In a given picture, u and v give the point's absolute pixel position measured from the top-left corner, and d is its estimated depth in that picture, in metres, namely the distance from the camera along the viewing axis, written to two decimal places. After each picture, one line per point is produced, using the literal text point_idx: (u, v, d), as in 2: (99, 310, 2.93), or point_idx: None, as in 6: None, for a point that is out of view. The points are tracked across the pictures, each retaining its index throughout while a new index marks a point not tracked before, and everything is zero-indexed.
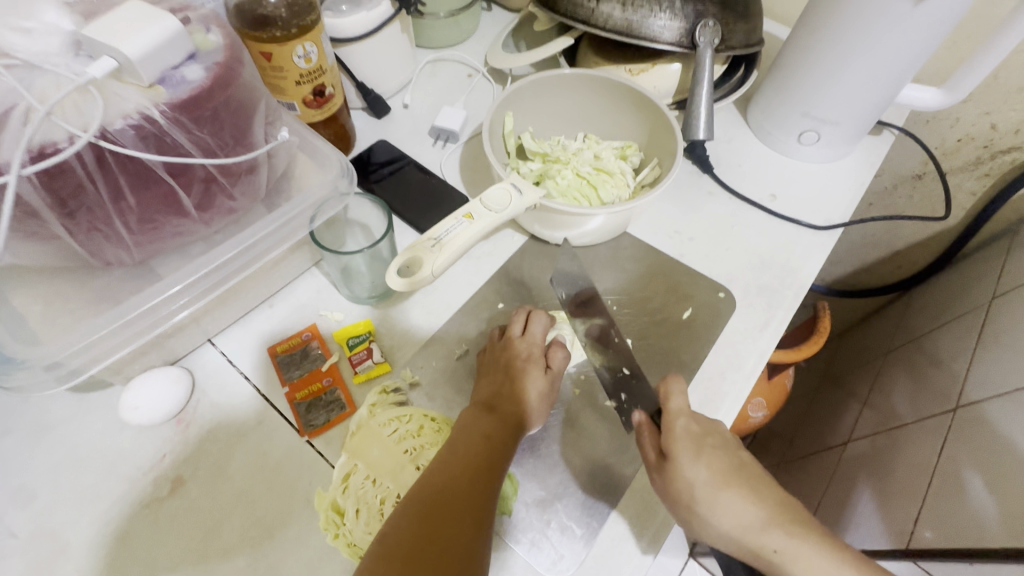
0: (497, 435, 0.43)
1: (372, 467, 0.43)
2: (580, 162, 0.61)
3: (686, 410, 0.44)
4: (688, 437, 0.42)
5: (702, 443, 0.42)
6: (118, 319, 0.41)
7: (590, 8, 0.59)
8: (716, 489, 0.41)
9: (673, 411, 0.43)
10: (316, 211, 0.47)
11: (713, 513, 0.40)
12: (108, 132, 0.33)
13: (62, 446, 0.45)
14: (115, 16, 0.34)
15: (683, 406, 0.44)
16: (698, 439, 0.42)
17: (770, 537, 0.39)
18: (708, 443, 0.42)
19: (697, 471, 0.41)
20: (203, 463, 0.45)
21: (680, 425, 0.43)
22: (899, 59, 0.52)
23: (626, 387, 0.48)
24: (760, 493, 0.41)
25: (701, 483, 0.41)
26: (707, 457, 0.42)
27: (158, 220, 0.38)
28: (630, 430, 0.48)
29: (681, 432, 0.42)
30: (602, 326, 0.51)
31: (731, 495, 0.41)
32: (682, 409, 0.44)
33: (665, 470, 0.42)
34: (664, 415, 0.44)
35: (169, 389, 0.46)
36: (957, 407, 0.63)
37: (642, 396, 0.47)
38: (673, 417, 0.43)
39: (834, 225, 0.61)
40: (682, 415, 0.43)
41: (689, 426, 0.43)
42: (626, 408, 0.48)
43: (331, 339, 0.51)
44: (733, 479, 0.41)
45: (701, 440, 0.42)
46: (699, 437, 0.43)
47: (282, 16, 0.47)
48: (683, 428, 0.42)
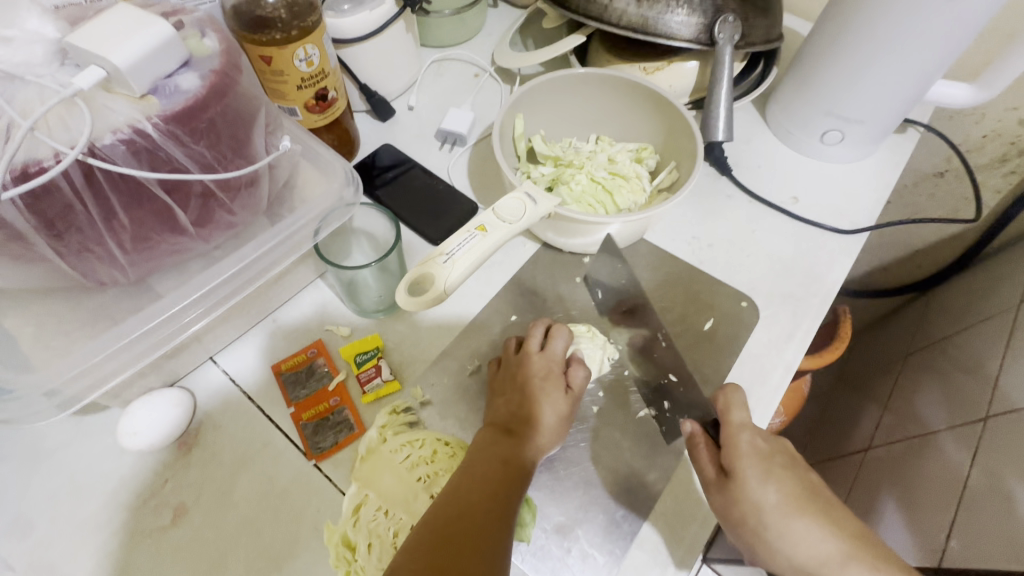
0: (514, 461, 0.41)
1: (384, 497, 0.41)
2: (594, 166, 0.58)
3: (748, 425, 0.44)
4: (754, 455, 0.43)
5: (768, 463, 0.43)
6: (114, 342, 0.38)
7: (603, 4, 0.56)
8: (788, 514, 0.41)
9: (736, 424, 0.44)
10: (320, 223, 0.45)
11: (784, 540, 0.41)
12: (97, 148, 0.31)
13: (60, 473, 0.43)
14: (102, 22, 0.31)
15: (744, 420, 0.44)
16: (764, 458, 0.43)
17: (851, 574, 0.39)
18: (775, 464, 0.43)
19: (767, 493, 0.42)
20: (206, 490, 0.43)
21: (743, 440, 0.43)
22: (932, 55, 0.49)
23: (670, 396, 0.49)
24: (832, 520, 0.41)
25: (770, 506, 0.41)
26: (776, 478, 0.42)
27: (153, 238, 0.36)
28: (670, 441, 0.47)
29: (745, 449, 0.43)
30: (647, 336, 0.52)
31: (803, 522, 0.41)
32: (744, 423, 0.44)
33: (728, 488, 0.42)
34: (725, 427, 0.44)
35: (169, 414, 0.44)
36: (989, 416, 0.61)
37: (685, 407, 0.49)
38: (736, 432, 0.44)
39: (860, 229, 0.58)
40: (745, 429, 0.44)
41: (753, 442, 0.43)
42: (670, 418, 0.48)
43: (338, 356, 0.49)
44: (806, 503, 0.42)
45: (767, 459, 0.43)
46: (763, 455, 0.43)
47: (281, 17, 0.45)
48: (749, 444, 0.43)
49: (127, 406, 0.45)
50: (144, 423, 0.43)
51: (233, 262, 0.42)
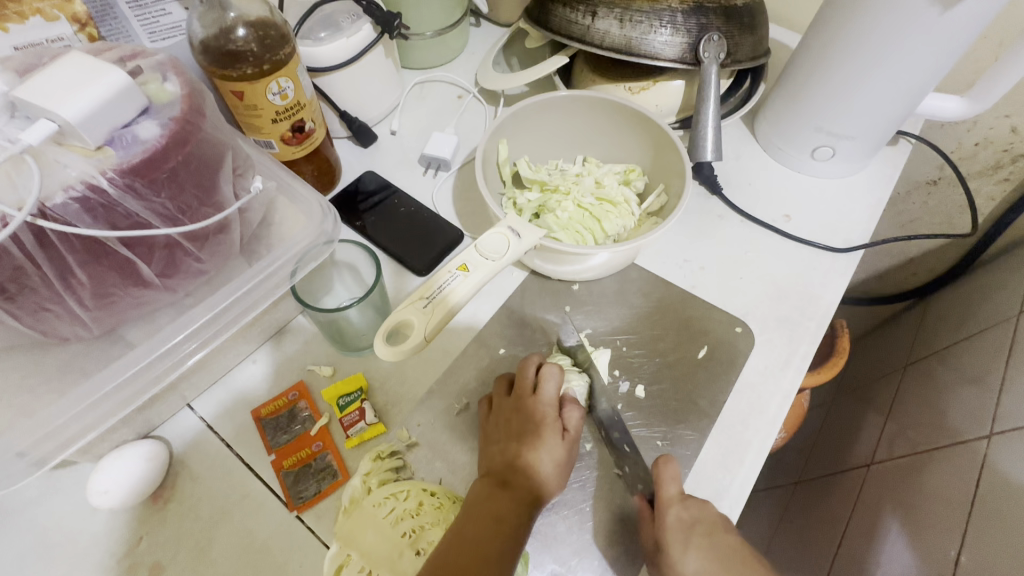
0: (509, 519, 0.40)
1: (368, 557, 0.39)
2: (581, 191, 0.57)
3: (678, 498, 0.43)
4: (682, 529, 0.42)
5: (692, 534, 0.42)
6: (80, 401, 0.36)
7: (585, 25, 0.55)
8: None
9: (666, 499, 0.43)
10: (299, 263, 0.42)
11: None
12: (47, 209, 0.30)
13: (29, 532, 0.41)
14: (54, 72, 0.30)
15: (677, 493, 0.43)
16: (687, 529, 0.42)
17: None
18: (700, 531, 0.43)
19: (689, 562, 0.42)
20: (183, 546, 0.41)
21: (672, 515, 0.42)
22: (922, 71, 0.48)
23: (626, 461, 0.46)
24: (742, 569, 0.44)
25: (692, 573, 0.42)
26: (696, 546, 0.42)
27: (115, 293, 0.36)
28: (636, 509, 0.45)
29: (672, 523, 0.42)
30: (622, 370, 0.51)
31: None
32: (674, 497, 0.43)
33: (661, 564, 0.42)
34: (657, 501, 0.43)
35: (142, 469, 0.42)
36: (991, 433, 0.60)
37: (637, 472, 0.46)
38: (666, 507, 0.42)
39: (854, 247, 0.57)
40: (675, 503, 0.42)
41: (681, 516, 0.42)
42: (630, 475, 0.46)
43: (321, 399, 0.47)
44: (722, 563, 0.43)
45: (692, 528, 0.42)
46: (690, 525, 0.42)
47: (252, 50, 0.43)
48: (676, 520, 0.42)
49: (100, 459, 0.43)
50: (114, 476, 0.41)
51: (204, 310, 0.40)
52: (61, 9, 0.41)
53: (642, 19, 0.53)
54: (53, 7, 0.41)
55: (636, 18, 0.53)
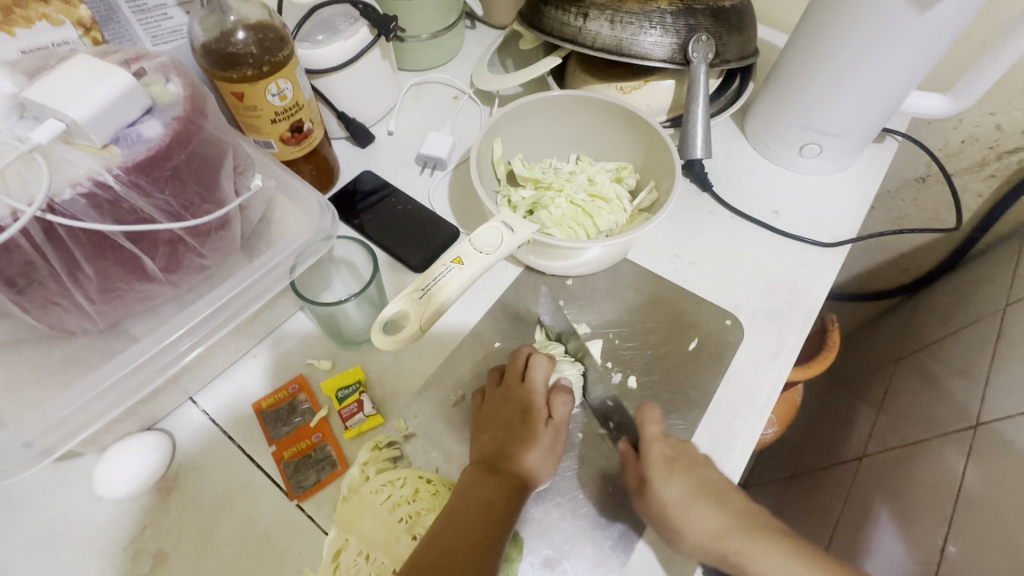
0: (498, 504, 0.41)
1: (365, 542, 0.40)
2: (574, 188, 0.58)
3: (661, 436, 0.46)
4: (664, 461, 0.44)
5: (675, 463, 0.44)
6: (86, 393, 0.38)
7: (576, 26, 0.56)
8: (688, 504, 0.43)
9: (649, 437, 0.46)
10: (298, 258, 0.44)
11: (688, 529, 0.43)
12: (56, 204, 0.31)
13: (36, 522, 0.43)
14: (62, 74, 0.31)
15: (659, 432, 0.46)
16: (670, 459, 0.44)
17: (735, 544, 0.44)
18: (683, 462, 0.44)
19: (672, 489, 0.43)
20: (186, 535, 0.42)
21: (655, 449, 0.45)
22: (903, 70, 0.49)
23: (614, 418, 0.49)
24: (727, 502, 0.45)
25: (675, 501, 0.43)
26: (681, 475, 0.44)
27: (120, 287, 0.37)
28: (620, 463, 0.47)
29: (655, 453, 0.44)
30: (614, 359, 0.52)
31: (703, 511, 0.44)
32: (657, 435, 0.46)
33: (644, 493, 0.44)
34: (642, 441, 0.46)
35: (145, 457, 0.43)
36: (978, 424, 0.61)
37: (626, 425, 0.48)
38: (649, 442, 0.45)
39: (842, 242, 0.58)
40: (657, 440, 0.45)
41: (664, 450, 0.45)
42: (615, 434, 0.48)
43: (320, 392, 0.48)
44: (705, 494, 0.44)
45: (676, 460, 0.44)
46: (674, 457, 0.44)
47: (252, 53, 0.44)
48: (659, 453, 0.45)
49: (105, 450, 0.44)
50: (119, 469, 0.42)
51: (206, 304, 0.41)
52: (65, 14, 0.43)
53: (632, 20, 0.54)
54: (58, 13, 0.42)
55: (626, 19, 0.54)
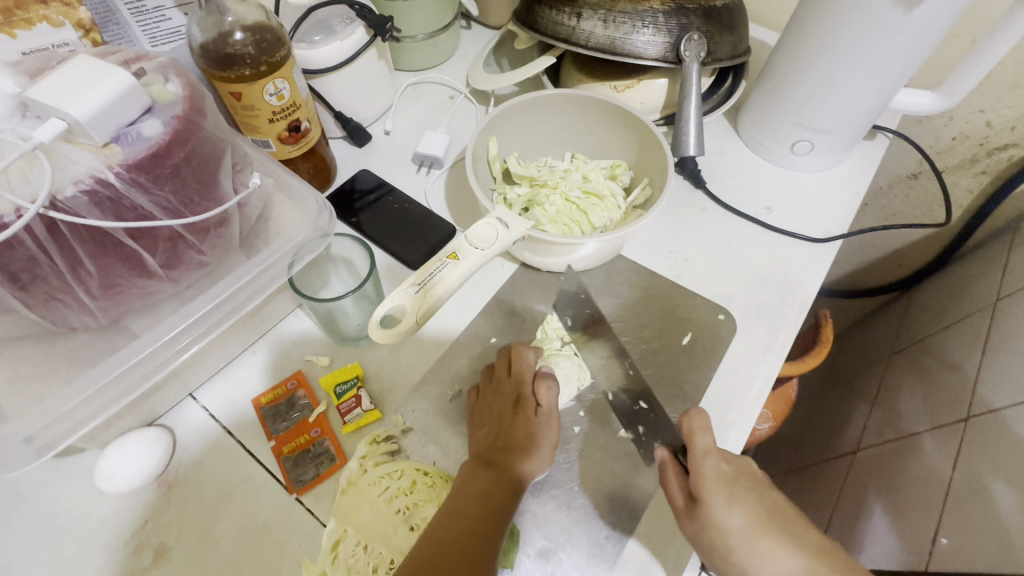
0: (492, 495, 0.42)
1: (363, 531, 0.41)
2: (569, 186, 0.59)
3: (713, 450, 0.44)
4: (718, 480, 0.43)
5: (733, 487, 0.43)
6: (88, 388, 0.38)
7: (570, 26, 0.57)
8: (752, 535, 0.42)
9: (701, 451, 0.44)
10: (296, 254, 0.45)
11: (750, 560, 0.41)
12: (59, 201, 0.32)
13: (38, 518, 0.43)
14: (64, 73, 0.32)
15: (711, 444, 0.44)
16: (728, 482, 0.43)
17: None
18: (739, 485, 0.44)
19: (732, 517, 0.42)
20: (187, 529, 0.43)
21: (709, 466, 0.43)
22: (892, 67, 0.50)
23: (642, 419, 0.49)
24: (793, 536, 0.42)
25: (735, 530, 0.42)
26: (740, 501, 0.43)
27: (121, 283, 0.38)
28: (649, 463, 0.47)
29: (710, 474, 0.43)
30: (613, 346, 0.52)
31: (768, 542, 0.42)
32: (709, 448, 0.44)
33: (697, 516, 0.42)
34: (691, 455, 0.44)
35: (148, 451, 0.44)
36: (969, 416, 0.62)
37: (661, 429, 0.48)
38: (701, 458, 0.43)
39: (833, 237, 0.59)
40: (709, 455, 0.43)
41: (718, 467, 0.43)
42: (645, 440, 0.48)
43: (319, 387, 0.49)
44: (769, 524, 0.43)
45: (732, 482, 0.43)
46: (729, 479, 0.43)
47: (250, 53, 0.45)
48: (713, 470, 0.43)
49: (107, 445, 0.45)
50: (121, 464, 0.43)
51: (205, 300, 0.42)
52: (65, 16, 0.43)
53: (625, 20, 0.55)
54: (59, 14, 0.43)
55: (619, 19, 0.55)
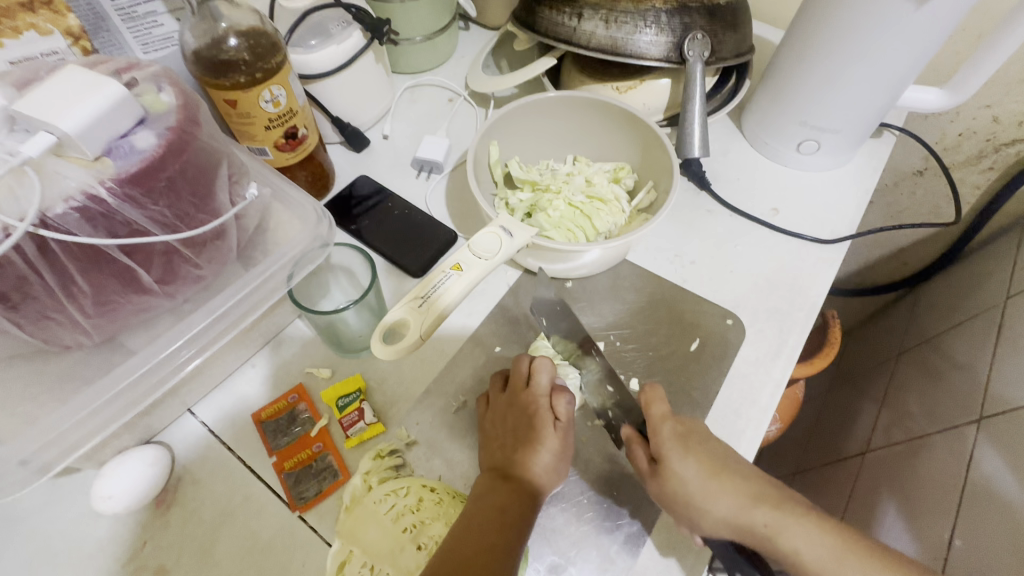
0: (511, 510, 0.41)
1: (369, 552, 0.40)
2: (572, 190, 0.58)
3: (668, 413, 0.44)
4: (675, 438, 0.43)
5: (689, 441, 0.43)
6: (82, 409, 0.37)
7: (571, 26, 0.56)
8: (708, 480, 0.42)
9: (657, 417, 0.44)
10: (294, 268, 0.43)
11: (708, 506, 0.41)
12: (48, 219, 0.31)
13: (35, 541, 0.42)
14: (53, 85, 0.31)
15: (668, 411, 0.45)
16: (683, 437, 0.43)
17: (761, 515, 0.42)
18: (695, 440, 0.43)
19: (688, 468, 0.42)
20: (187, 550, 0.42)
21: (666, 428, 0.44)
22: (900, 65, 0.49)
23: (613, 403, 0.48)
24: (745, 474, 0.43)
25: (692, 479, 0.41)
26: (695, 453, 0.42)
27: (115, 300, 0.37)
28: (619, 446, 0.47)
29: (667, 433, 0.43)
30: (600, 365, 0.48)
31: (725, 484, 0.42)
32: (665, 413, 0.44)
33: (659, 474, 0.43)
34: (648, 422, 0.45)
35: (145, 472, 0.43)
36: (981, 418, 0.61)
37: (627, 408, 0.48)
38: (658, 422, 0.44)
39: (841, 238, 0.58)
40: (667, 419, 0.44)
41: (675, 428, 0.44)
42: (615, 424, 0.48)
43: (320, 400, 0.48)
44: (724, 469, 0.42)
45: (688, 438, 0.43)
46: (685, 435, 0.43)
47: (244, 59, 0.44)
48: (670, 430, 0.43)
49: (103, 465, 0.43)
50: (118, 484, 0.42)
51: (203, 315, 0.40)
52: (54, 23, 0.42)
53: (627, 19, 0.54)
54: (47, 22, 0.42)
55: (621, 19, 0.54)
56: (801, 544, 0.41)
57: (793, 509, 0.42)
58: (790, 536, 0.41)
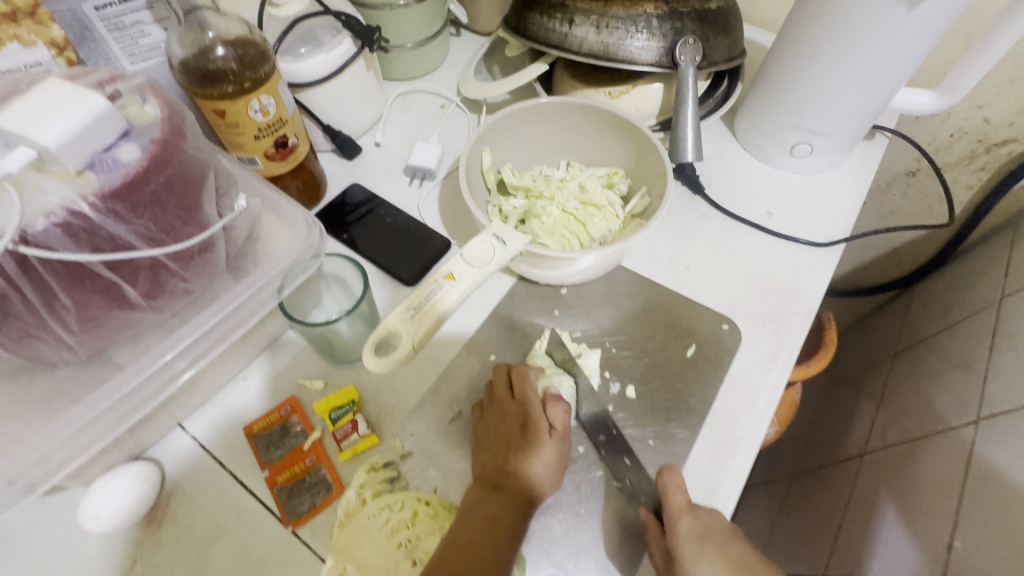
0: (504, 522, 0.41)
1: (363, 569, 0.39)
2: (565, 196, 0.58)
3: (687, 507, 0.43)
4: (694, 538, 0.42)
5: (704, 541, 0.42)
6: (69, 426, 0.36)
7: (562, 32, 0.55)
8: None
9: (676, 510, 0.42)
10: (285, 279, 0.43)
11: None
12: (29, 235, 0.30)
13: (22, 560, 0.41)
14: (33, 99, 0.30)
15: (685, 502, 0.43)
16: (700, 538, 0.42)
17: None
18: (709, 537, 0.43)
19: (700, 569, 0.43)
20: (179, 566, 0.41)
21: (685, 526, 0.42)
22: (891, 68, 0.49)
23: (610, 437, 0.48)
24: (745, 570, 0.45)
25: None
26: (707, 553, 0.43)
27: (100, 315, 0.36)
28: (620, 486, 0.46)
29: (686, 532, 0.42)
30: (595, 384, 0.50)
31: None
32: (683, 506, 0.43)
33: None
34: (666, 512, 0.43)
35: (134, 490, 0.42)
36: (978, 419, 0.61)
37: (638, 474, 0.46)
38: (678, 517, 0.42)
39: (836, 241, 0.58)
40: (686, 514, 0.42)
41: (693, 525, 0.42)
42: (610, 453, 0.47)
43: (312, 412, 0.47)
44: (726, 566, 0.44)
45: (704, 534, 0.42)
46: (702, 532, 0.42)
47: (232, 69, 0.43)
48: (689, 529, 0.42)
49: (91, 483, 0.43)
50: (106, 501, 0.41)
51: (191, 329, 0.40)
52: (38, 34, 0.42)
53: (619, 25, 0.53)
54: (31, 33, 0.42)
55: (613, 24, 0.54)
56: None
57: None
58: None
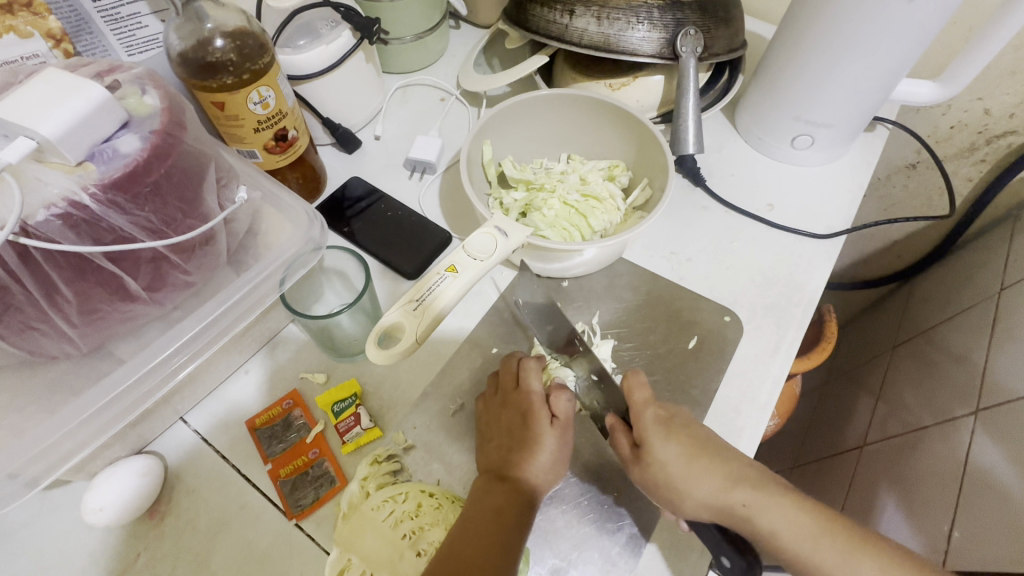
0: (508, 511, 0.40)
1: (368, 560, 0.39)
2: (567, 188, 0.57)
3: (650, 399, 0.44)
4: (658, 423, 0.43)
5: (671, 425, 0.43)
6: (70, 421, 0.36)
7: (563, 24, 0.55)
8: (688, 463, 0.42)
9: (639, 403, 0.44)
10: (287, 271, 0.43)
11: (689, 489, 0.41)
12: (30, 227, 0.30)
13: (26, 555, 0.41)
14: (31, 88, 0.30)
15: (649, 396, 0.45)
16: (665, 422, 0.43)
17: (742, 495, 0.42)
18: (677, 425, 0.43)
19: (670, 451, 0.42)
20: (182, 560, 0.41)
21: (647, 414, 0.43)
22: (893, 59, 0.49)
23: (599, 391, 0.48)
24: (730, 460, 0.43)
25: (672, 461, 0.42)
26: (677, 436, 0.43)
27: (102, 308, 0.36)
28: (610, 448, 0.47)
29: (649, 418, 0.43)
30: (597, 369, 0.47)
31: (705, 466, 0.42)
32: (647, 400, 0.44)
33: (641, 459, 0.43)
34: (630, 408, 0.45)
35: (137, 484, 0.42)
36: (978, 410, 0.61)
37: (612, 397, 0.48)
38: (640, 408, 0.44)
39: (837, 233, 0.58)
40: (648, 405, 0.44)
41: (656, 413, 0.44)
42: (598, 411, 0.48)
43: (315, 406, 0.47)
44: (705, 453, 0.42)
45: (670, 422, 0.43)
46: (668, 420, 0.43)
47: (232, 60, 0.43)
48: (652, 416, 0.43)
49: (94, 477, 0.43)
50: (109, 494, 0.41)
51: (193, 322, 0.40)
52: (34, 26, 0.41)
53: (619, 16, 0.53)
54: (27, 24, 0.41)
55: (613, 15, 0.53)
56: (779, 524, 0.42)
57: (773, 490, 0.43)
58: (771, 518, 0.42)
